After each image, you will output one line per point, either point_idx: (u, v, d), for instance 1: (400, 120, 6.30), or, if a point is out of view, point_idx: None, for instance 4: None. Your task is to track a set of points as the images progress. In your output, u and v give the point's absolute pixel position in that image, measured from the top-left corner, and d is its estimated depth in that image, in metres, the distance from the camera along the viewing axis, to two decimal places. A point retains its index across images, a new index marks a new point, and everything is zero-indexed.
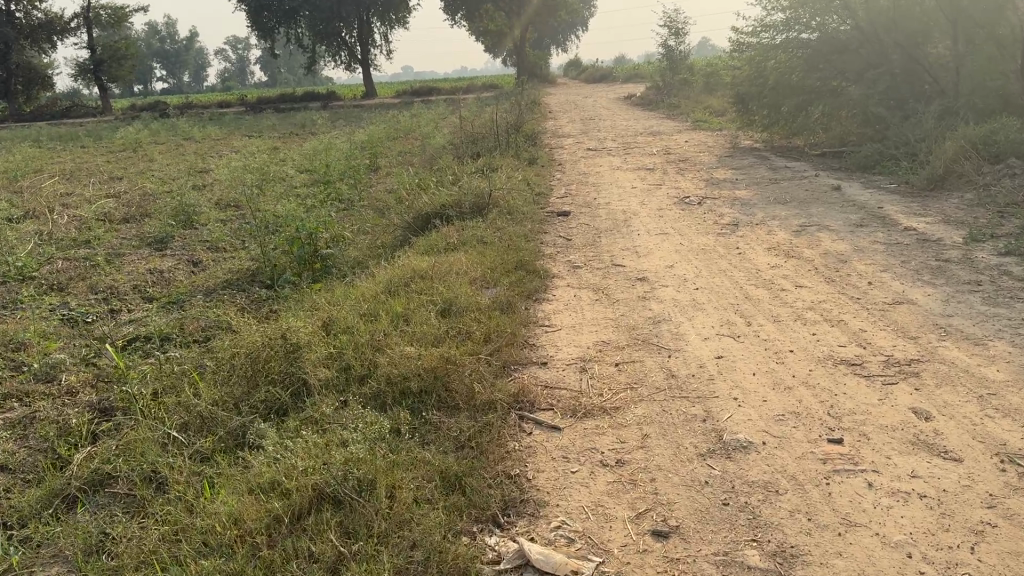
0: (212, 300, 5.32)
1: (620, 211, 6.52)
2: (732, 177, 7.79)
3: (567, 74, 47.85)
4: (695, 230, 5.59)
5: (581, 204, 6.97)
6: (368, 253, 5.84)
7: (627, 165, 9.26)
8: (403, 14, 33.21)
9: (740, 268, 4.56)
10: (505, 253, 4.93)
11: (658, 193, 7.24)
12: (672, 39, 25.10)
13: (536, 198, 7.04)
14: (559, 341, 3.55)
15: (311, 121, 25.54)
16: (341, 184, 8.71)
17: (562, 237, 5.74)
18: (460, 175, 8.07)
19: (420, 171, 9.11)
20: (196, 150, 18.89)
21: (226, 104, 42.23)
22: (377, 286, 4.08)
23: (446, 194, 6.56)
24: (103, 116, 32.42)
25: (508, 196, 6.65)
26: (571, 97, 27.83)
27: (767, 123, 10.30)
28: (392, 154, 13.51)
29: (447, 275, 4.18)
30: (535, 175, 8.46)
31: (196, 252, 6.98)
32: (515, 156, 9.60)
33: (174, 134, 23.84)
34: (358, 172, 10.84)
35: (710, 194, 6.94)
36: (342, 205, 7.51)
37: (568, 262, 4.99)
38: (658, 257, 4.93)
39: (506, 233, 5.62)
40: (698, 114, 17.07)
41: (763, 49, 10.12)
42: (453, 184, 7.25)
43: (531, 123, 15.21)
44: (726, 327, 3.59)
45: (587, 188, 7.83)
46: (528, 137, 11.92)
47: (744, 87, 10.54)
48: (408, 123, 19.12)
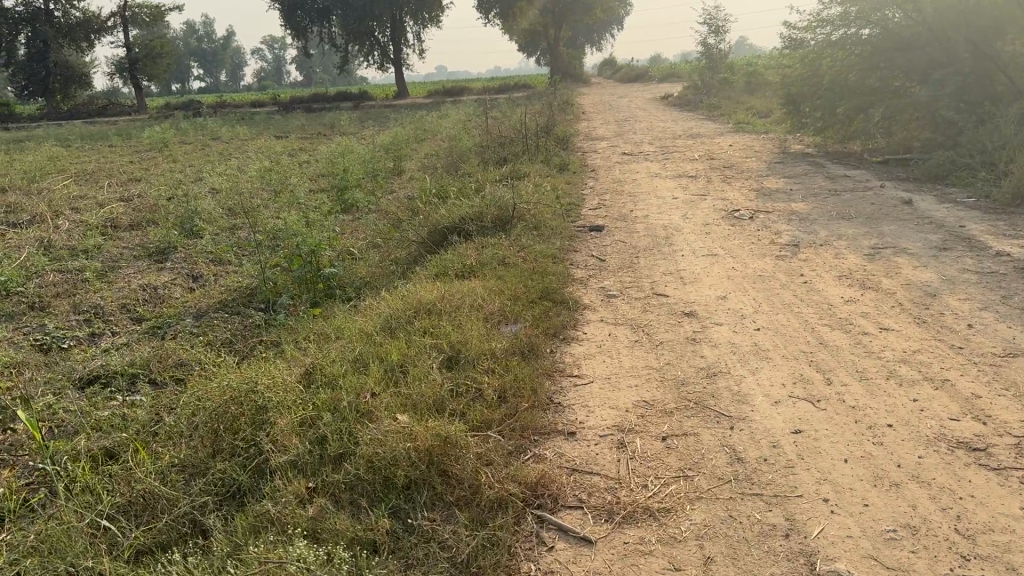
0: (200, 325, 4.72)
1: (662, 226, 5.82)
2: (786, 187, 7.06)
3: (602, 74, 47.02)
4: (749, 252, 4.87)
5: (619, 217, 6.28)
6: (377, 272, 5.21)
7: (667, 171, 8.55)
8: (436, 13, 32.72)
9: (807, 302, 3.85)
10: (530, 279, 4.26)
11: (703, 204, 6.54)
12: (712, 37, 24.23)
13: (567, 211, 6.37)
14: (593, 400, 2.86)
15: (342, 121, 25.11)
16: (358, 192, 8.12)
17: (597, 257, 5.06)
18: (485, 183, 7.43)
19: (444, 178, 8.48)
20: (222, 150, 18.49)
21: (259, 104, 42.10)
22: (376, 324, 3.43)
23: (468, 206, 5.92)
24: (137, 115, 32.33)
25: (537, 208, 5.99)
26: (606, 98, 27.08)
27: (820, 128, 9.50)
28: (418, 158, 12.92)
29: (459, 309, 3.52)
30: (567, 183, 7.79)
31: (197, 265, 6.42)
32: (546, 161, 8.93)
33: (205, 134, 23.55)
34: (381, 179, 10.26)
35: (762, 207, 6.22)
36: (358, 217, 6.91)
37: (603, 289, 4.31)
38: (710, 285, 4.23)
39: (534, 252, 4.96)
40: (739, 116, 16.26)
41: (819, 46, 9.32)
42: (476, 193, 6.61)
43: (565, 125, 14.53)
44: (800, 385, 2.88)
45: (623, 198, 7.14)
46: (560, 140, 11.26)
47: (795, 87, 9.73)
48: (437, 124, 18.54)
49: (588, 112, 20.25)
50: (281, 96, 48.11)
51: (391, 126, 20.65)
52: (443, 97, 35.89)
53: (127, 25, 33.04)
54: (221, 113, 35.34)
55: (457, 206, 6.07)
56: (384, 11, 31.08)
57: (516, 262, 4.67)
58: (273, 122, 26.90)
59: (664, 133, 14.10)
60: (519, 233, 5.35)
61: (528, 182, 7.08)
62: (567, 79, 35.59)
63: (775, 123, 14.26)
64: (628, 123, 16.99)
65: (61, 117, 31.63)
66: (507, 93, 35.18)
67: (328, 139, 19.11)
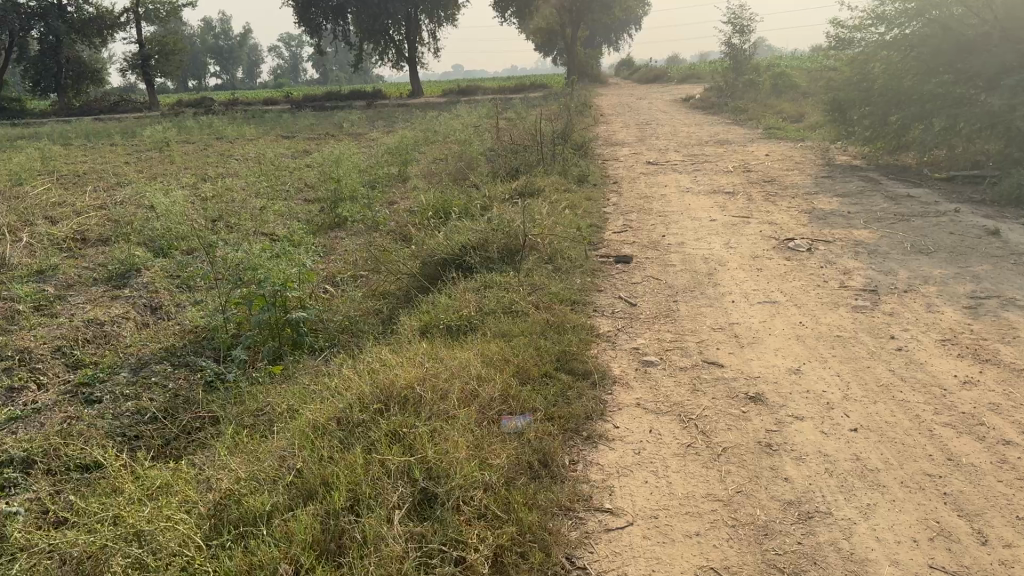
0: (136, 384, 3.81)
1: (702, 257, 4.86)
2: (841, 207, 6.09)
3: (620, 74, 45.95)
4: (816, 299, 3.93)
5: (649, 244, 5.32)
6: (359, 315, 4.29)
7: (700, 185, 7.61)
8: (452, 11, 31.83)
9: (911, 384, 2.90)
10: (546, 339, 3.32)
11: (747, 228, 5.58)
12: (737, 37, 23.15)
13: (586, 238, 5.42)
14: (635, 565, 1.93)
15: (352, 121, 24.27)
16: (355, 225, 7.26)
17: (625, 301, 4.13)
18: (494, 199, 6.52)
19: (448, 193, 7.58)
20: (225, 152, 17.67)
21: (272, 102, 41.31)
22: (329, 417, 2.51)
23: (471, 232, 4.98)
24: (148, 112, 31.63)
25: (553, 235, 5.05)
26: (624, 99, 26.07)
27: (869, 137, 8.48)
28: (426, 164, 12.02)
29: (445, 396, 2.59)
30: (586, 199, 6.85)
31: (159, 294, 5.55)
32: (563, 173, 7.99)
33: (212, 134, 22.75)
34: (382, 191, 9.39)
35: (819, 234, 5.27)
36: (346, 252, 6.03)
37: (637, 350, 3.36)
38: (776, 350, 3.28)
39: (548, 297, 4.00)
40: (769, 121, 15.23)
41: (870, 47, 8.20)
42: (482, 214, 5.68)
43: (583, 131, 13.58)
44: (940, 546, 1.96)
45: (652, 219, 6.18)
46: (579, 148, 10.32)
47: (843, 92, 8.67)
48: (449, 126, 17.65)
49: (607, 115, 19.27)
50: (295, 94, 47.37)
51: (402, 128, 19.75)
52: (457, 96, 35.03)
53: (140, 21, 32.35)
54: (234, 111, 34.60)
55: (459, 231, 5.15)
56: (398, 7, 30.20)
57: (528, 312, 3.73)
58: (283, 121, 26.13)
59: (690, 139, 13.12)
60: (531, 269, 4.43)
61: (543, 201, 6.16)
62: (585, 80, 34.59)
63: (810, 131, 13.23)
64: (649, 128, 15.99)
65: (71, 113, 30.96)
66: (524, 92, 34.23)
67: (336, 141, 18.25)
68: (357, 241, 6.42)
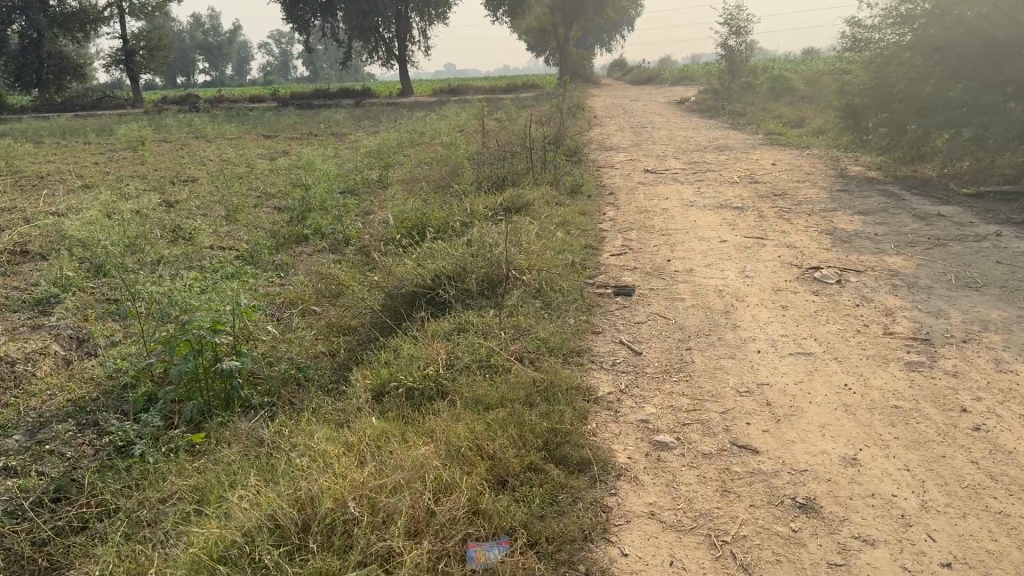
0: (28, 449, 3.11)
1: (716, 291, 4.17)
2: (866, 228, 5.42)
3: (612, 74, 45.31)
4: (858, 351, 3.24)
5: (653, 272, 4.63)
6: (308, 364, 3.61)
7: (704, 198, 6.94)
8: (443, 9, 31.10)
9: (1006, 486, 2.23)
10: (529, 410, 2.63)
11: (763, 252, 4.89)
12: (733, 38, 22.50)
13: (580, 264, 4.73)
14: None
15: (337, 121, 23.51)
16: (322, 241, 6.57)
17: (628, 349, 3.44)
18: (477, 215, 5.81)
19: (427, 207, 6.88)
20: (203, 152, 16.90)
21: (259, 100, 40.49)
22: (224, 553, 1.83)
23: (445, 258, 4.28)
24: (130, 110, 30.75)
25: (542, 262, 4.35)
26: (617, 101, 25.40)
27: (885, 146, 7.82)
28: (410, 170, 11.30)
29: (388, 521, 1.91)
30: (579, 215, 6.15)
31: (89, 323, 4.83)
32: (555, 184, 7.29)
33: (192, 134, 21.97)
34: (358, 201, 8.68)
35: (847, 262, 4.59)
36: (308, 276, 5.33)
37: (646, 423, 2.67)
38: (822, 429, 2.59)
39: (535, 345, 3.31)
40: (771, 126, 14.55)
41: (885, 49, 7.49)
42: (462, 234, 4.98)
43: (577, 135, 12.88)
44: None
45: (655, 240, 5.49)
46: (572, 155, 9.62)
47: (858, 97, 7.98)
48: (436, 127, 16.94)
49: (601, 118, 18.56)
50: (283, 92, 46.55)
51: (388, 128, 19.01)
52: (447, 96, 34.29)
53: (123, 16, 31.50)
54: (220, 108, 33.77)
55: (433, 254, 4.46)
56: (387, 5, 29.44)
57: (509, 368, 3.04)
58: (267, 120, 25.34)
59: (687, 145, 12.45)
60: (515, 306, 3.75)
61: (530, 218, 5.47)
62: (578, 81, 33.90)
63: (813, 137, 12.56)
64: (645, 131, 15.30)
65: (52, 109, 30.08)
66: (515, 93, 33.52)
67: (319, 142, 17.49)
68: (321, 263, 5.70)
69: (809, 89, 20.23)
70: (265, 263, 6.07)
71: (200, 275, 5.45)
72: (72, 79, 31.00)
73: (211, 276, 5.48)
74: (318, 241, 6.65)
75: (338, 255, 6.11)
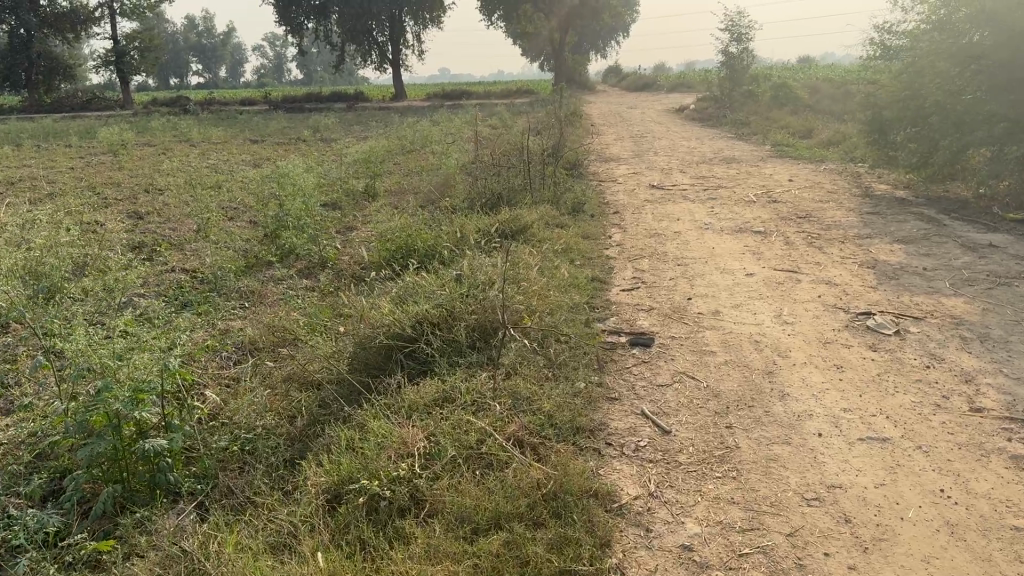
0: None
1: (751, 342, 3.51)
2: (910, 260, 4.77)
3: (608, 81, 44.76)
4: (945, 436, 2.59)
5: (674, 313, 3.97)
6: (257, 438, 2.92)
7: (719, 219, 6.29)
8: (438, 13, 30.44)
9: None
10: (534, 538, 1.98)
11: (799, 290, 4.24)
12: (735, 46, 21.90)
13: (588, 302, 4.06)
14: None
15: (328, 126, 22.81)
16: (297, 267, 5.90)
17: (654, 424, 2.77)
18: (469, 238, 5.13)
19: (415, 228, 6.21)
20: (185, 158, 16.17)
21: (250, 103, 39.73)
22: None
23: (430, 298, 3.60)
24: (117, 112, 29.96)
25: (545, 302, 3.68)
26: (615, 108, 24.80)
27: (914, 164, 7.20)
28: (399, 181, 10.62)
29: None
30: (582, 239, 5.49)
31: (14, 365, 4.13)
32: (555, 201, 6.63)
33: (177, 137, 21.22)
34: (341, 218, 8.01)
35: (899, 304, 3.95)
36: (276, 310, 4.65)
37: (689, 553, 2.01)
38: (927, 568, 1.94)
39: (539, 422, 2.64)
40: (777, 137, 13.93)
41: (916, 57, 6.85)
42: (451, 265, 4.31)
43: (576, 145, 12.23)
44: None
45: (670, 270, 4.83)
46: (572, 168, 8.96)
47: (886, 109, 7.34)
48: (429, 134, 16.26)
49: (599, 126, 17.93)
50: (275, 95, 45.83)
51: (380, 134, 18.32)
52: (442, 101, 33.64)
53: (113, 16, 30.74)
54: (211, 111, 33.08)
55: (418, 292, 3.78)
56: (381, 8, 28.76)
57: (508, 461, 2.37)
58: (257, 124, 24.64)
59: (693, 156, 11.82)
60: (514, 365, 3.08)
61: (530, 245, 4.81)
62: (574, 87, 33.30)
63: (825, 150, 11.95)
64: (645, 141, 14.68)
65: (39, 111, 29.32)
66: (510, 98, 32.92)
67: (307, 148, 16.79)
68: (294, 293, 5.02)
69: (813, 98, 19.64)
70: (230, 291, 5.38)
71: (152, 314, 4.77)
72: (61, 80, 30.22)
73: (163, 313, 4.79)
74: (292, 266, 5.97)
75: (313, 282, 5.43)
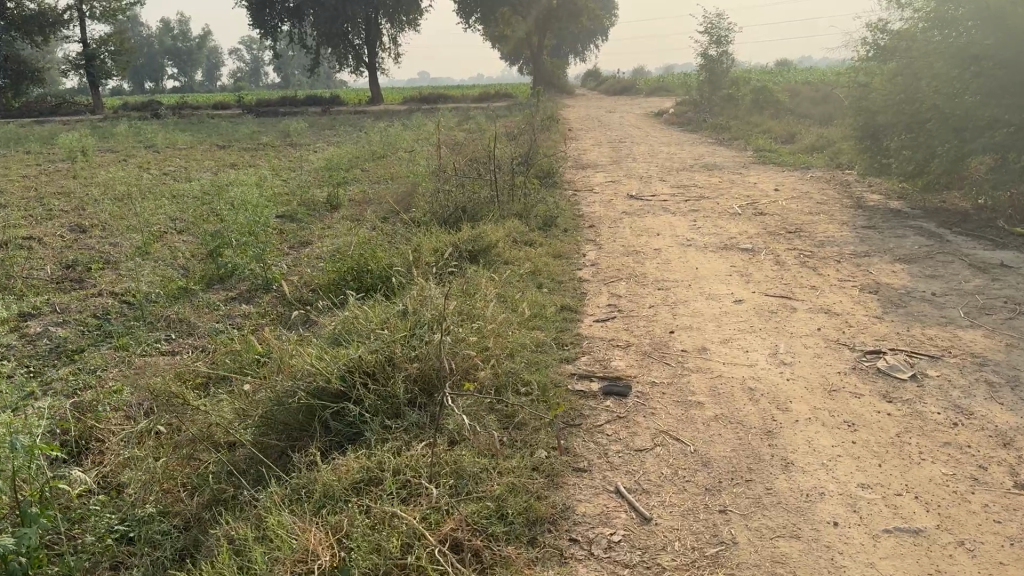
0: None
1: (744, 390, 2.99)
2: (915, 284, 4.28)
3: (586, 84, 44.38)
4: (993, 525, 2.09)
5: (654, 350, 3.44)
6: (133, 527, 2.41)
7: (702, 234, 5.78)
8: (414, 16, 29.84)
9: None
10: None
11: (795, 321, 3.73)
12: (714, 49, 21.50)
13: (556, 337, 3.54)
14: None
15: (298, 130, 22.12)
16: (238, 295, 5.32)
17: (631, 507, 2.24)
18: (425, 258, 4.59)
19: (370, 245, 5.66)
20: (146, 165, 15.50)
21: (223, 107, 38.88)
22: None
23: (369, 340, 3.06)
24: (83, 117, 29.02)
25: (505, 341, 3.15)
26: (593, 112, 24.31)
27: (908, 172, 6.75)
28: (364, 191, 10.06)
29: None
30: (552, 260, 4.96)
31: None
32: (525, 215, 6.10)
33: (140, 143, 20.43)
34: (298, 233, 7.45)
35: (910, 339, 3.46)
36: (202, 349, 4.08)
37: None
38: None
39: (489, 511, 2.12)
40: (759, 142, 13.50)
41: (911, 57, 6.40)
42: (399, 295, 3.77)
43: (551, 153, 11.73)
44: None
45: (650, 296, 4.31)
46: (545, 177, 8.45)
47: (878, 114, 6.88)
48: (400, 140, 15.66)
49: (576, 131, 17.43)
50: (250, 98, 45.06)
51: (350, 139, 17.73)
52: (418, 105, 33.06)
53: (81, 19, 29.92)
54: (182, 115, 32.32)
55: (356, 332, 3.23)
56: (356, 10, 28.11)
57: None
58: (226, 129, 23.95)
59: (672, 163, 11.34)
60: (461, 430, 2.53)
61: (491, 272, 4.28)
62: (552, 91, 32.85)
63: (808, 157, 11.52)
64: (623, 147, 14.20)
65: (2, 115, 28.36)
66: (487, 103, 32.42)
67: (274, 155, 16.17)
68: (228, 326, 4.46)
69: (794, 103, 19.28)
70: (157, 322, 4.80)
71: (54, 363, 4.17)
72: (28, 83, 29.36)
73: (67, 364, 4.19)
74: (233, 292, 5.40)
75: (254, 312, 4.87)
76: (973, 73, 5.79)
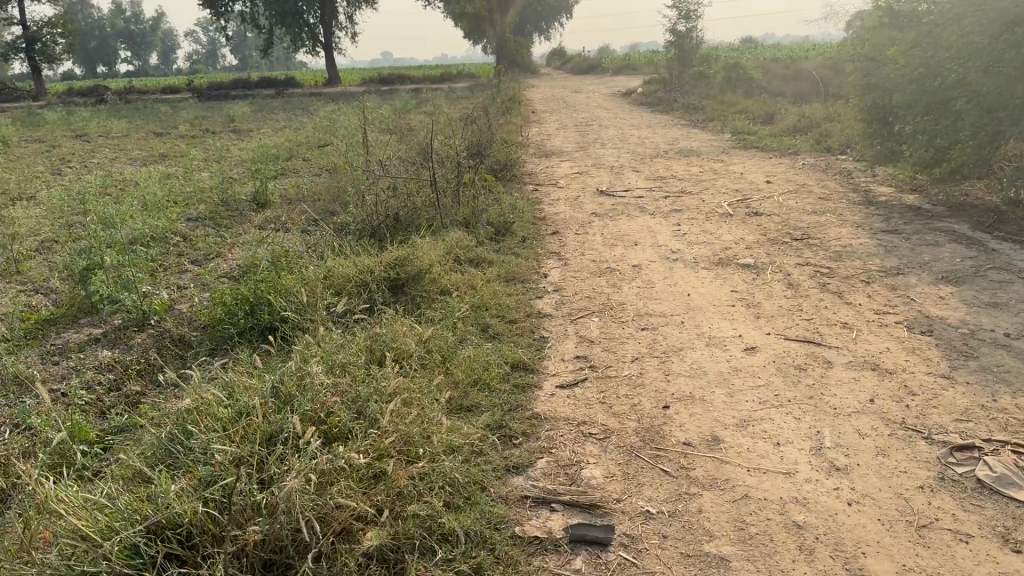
0: None
1: (788, 528, 1.94)
2: (977, 317, 3.27)
3: (551, 64, 43.15)
4: None
5: (643, 440, 2.38)
6: None
7: (689, 243, 4.73)
8: None
9: None
10: None
11: (835, 386, 2.68)
12: (683, 24, 20.45)
13: (501, 423, 2.46)
14: None
15: (246, 116, 20.72)
16: (108, 337, 4.19)
17: None
18: (334, 292, 3.48)
19: (279, 268, 4.53)
20: (70, 157, 14.09)
21: (174, 91, 37.12)
22: None
23: (205, 463, 1.97)
24: (18, 104, 27.19)
25: (420, 450, 2.07)
26: (558, 93, 23.16)
27: (925, 161, 5.74)
28: (299, 188, 8.86)
29: None
30: (504, 288, 3.88)
31: None
32: (473, 221, 5.00)
33: (73, 132, 18.93)
34: (209, 246, 6.28)
35: (1008, 419, 2.42)
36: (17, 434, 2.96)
37: None
38: None
39: None
40: (736, 124, 12.51)
41: (935, 24, 5.35)
42: (280, 363, 2.66)
43: (511, 141, 10.61)
44: None
45: (633, 339, 3.24)
46: (501, 169, 7.35)
47: (892, 92, 5.85)
48: (350, 125, 14.42)
49: (539, 114, 16.31)
50: (202, 82, 43.16)
51: (297, 125, 16.44)
52: (376, 87, 31.67)
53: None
54: (128, 101, 30.55)
55: (190, 440, 2.13)
56: None
57: None
58: (169, 116, 22.43)
59: (644, 149, 10.29)
60: None
61: (416, 317, 3.19)
62: (515, 70, 31.64)
63: (792, 140, 10.52)
64: (590, 131, 13.11)
65: None
66: (449, 84, 31.17)
67: (212, 145, 14.85)
68: (77, 395, 3.33)
69: (767, 82, 18.35)
70: None
71: None
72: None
73: None
74: (102, 332, 4.26)
75: (125, 368, 3.76)
76: (1013, 44, 4.77)
